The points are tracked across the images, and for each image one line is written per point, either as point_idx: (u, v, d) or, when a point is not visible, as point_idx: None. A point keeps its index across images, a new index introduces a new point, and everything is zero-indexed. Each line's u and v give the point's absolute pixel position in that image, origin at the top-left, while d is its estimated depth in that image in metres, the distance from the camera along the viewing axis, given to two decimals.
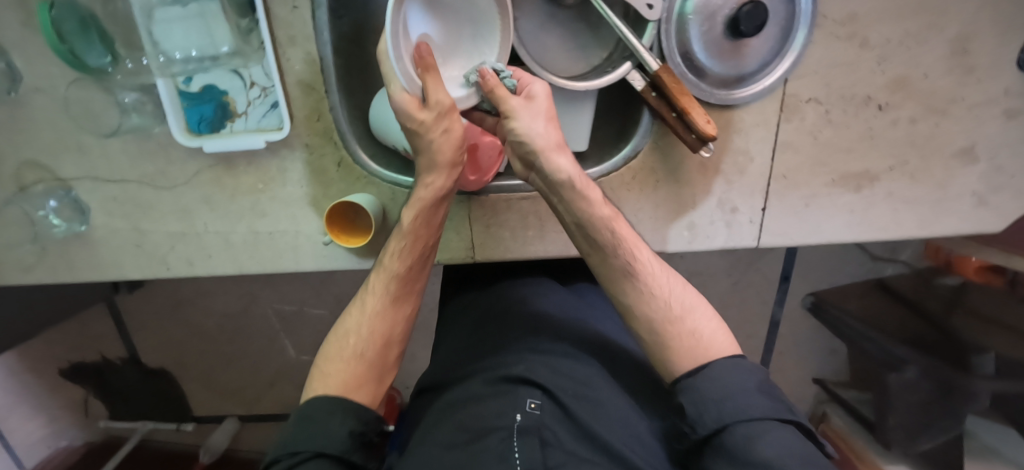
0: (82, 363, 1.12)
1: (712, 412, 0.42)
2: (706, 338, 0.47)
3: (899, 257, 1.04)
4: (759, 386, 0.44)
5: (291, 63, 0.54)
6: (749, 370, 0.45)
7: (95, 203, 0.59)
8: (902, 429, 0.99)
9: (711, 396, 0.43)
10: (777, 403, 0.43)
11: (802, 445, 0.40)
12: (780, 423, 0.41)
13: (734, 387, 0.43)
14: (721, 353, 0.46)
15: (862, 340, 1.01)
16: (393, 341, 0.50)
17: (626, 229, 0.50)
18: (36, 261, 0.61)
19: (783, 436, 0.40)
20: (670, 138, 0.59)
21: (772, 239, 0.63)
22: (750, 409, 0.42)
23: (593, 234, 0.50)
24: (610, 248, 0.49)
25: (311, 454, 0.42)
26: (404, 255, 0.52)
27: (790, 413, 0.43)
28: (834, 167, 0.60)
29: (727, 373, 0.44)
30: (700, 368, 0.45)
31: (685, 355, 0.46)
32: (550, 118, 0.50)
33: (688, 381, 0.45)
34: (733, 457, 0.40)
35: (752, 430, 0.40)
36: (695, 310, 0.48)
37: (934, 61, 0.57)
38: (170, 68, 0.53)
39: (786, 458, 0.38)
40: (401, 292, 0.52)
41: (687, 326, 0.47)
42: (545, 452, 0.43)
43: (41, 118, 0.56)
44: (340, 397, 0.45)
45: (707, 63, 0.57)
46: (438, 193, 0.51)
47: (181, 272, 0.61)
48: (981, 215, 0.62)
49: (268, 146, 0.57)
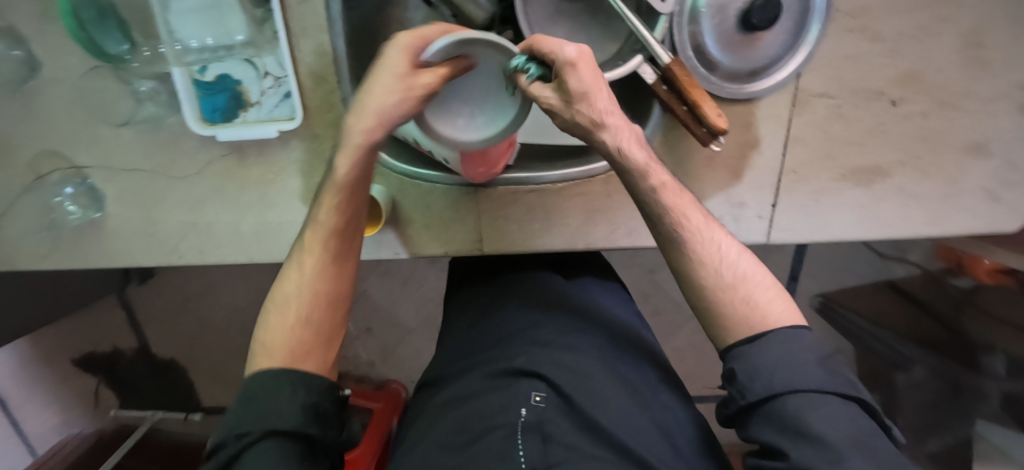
0: (94, 353, 1.14)
1: (764, 380, 0.40)
2: (762, 306, 0.44)
3: (908, 257, 1.00)
4: (820, 361, 0.41)
5: (303, 54, 0.55)
6: (810, 343, 0.42)
7: (109, 191, 0.60)
8: (912, 429, 1.01)
9: (763, 363, 0.41)
10: (837, 378, 0.40)
11: (862, 422, 0.38)
12: (841, 400, 0.39)
13: (792, 358, 0.41)
14: (779, 322, 0.43)
15: (870, 341, 1.01)
16: (337, 300, 0.51)
17: (675, 195, 0.47)
18: (50, 250, 0.62)
19: (843, 414, 0.38)
20: (678, 132, 0.60)
21: (782, 235, 0.62)
22: (806, 380, 0.39)
23: (640, 200, 0.48)
24: (655, 216, 0.47)
25: (262, 434, 0.42)
26: (339, 211, 0.50)
27: (854, 392, 0.40)
28: (844, 162, 0.60)
29: (786, 344, 0.42)
30: (757, 336, 0.43)
31: (738, 324, 0.44)
32: (590, 95, 0.42)
33: (742, 348, 0.43)
34: (784, 426, 0.38)
35: (808, 403, 0.38)
36: (751, 276, 0.45)
37: (946, 55, 0.56)
38: (185, 57, 0.53)
39: (840, 432, 0.36)
40: (339, 250, 0.51)
41: (744, 293, 0.44)
42: (546, 448, 0.43)
43: (58, 107, 0.57)
44: (289, 369, 0.46)
45: (719, 57, 0.56)
46: (368, 149, 0.48)
47: (190, 261, 0.62)
48: (995, 212, 0.61)
49: (279, 136, 0.58)
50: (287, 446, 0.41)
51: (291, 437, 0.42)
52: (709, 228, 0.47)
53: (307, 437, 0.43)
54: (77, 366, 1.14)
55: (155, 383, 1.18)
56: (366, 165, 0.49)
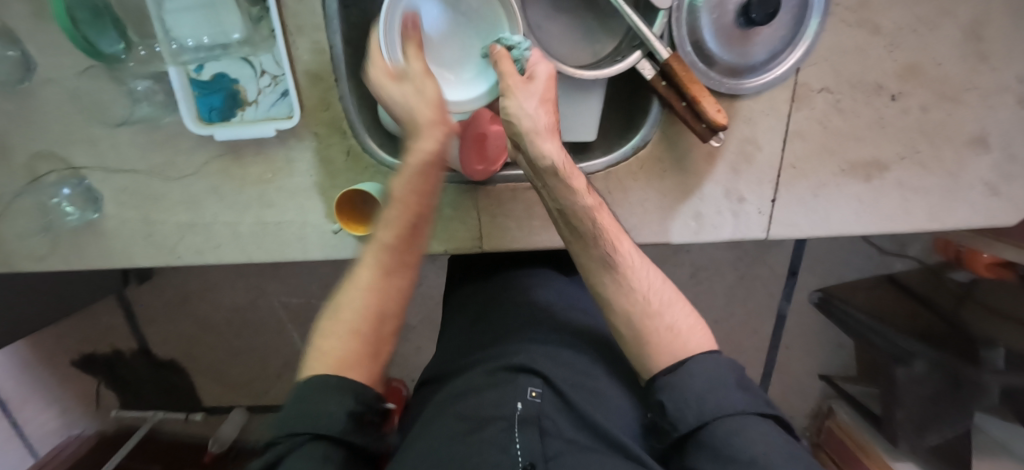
0: (94, 354, 1.14)
1: (694, 409, 0.41)
2: (684, 333, 0.47)
3: (908, 252, 1.06)
4: (737, 381, 0.44)
5: (299, 52, 0.54)
6: (726, 364, 0.45)
7: (105, 192, 0.59)
8: (911, 422, 0.96)
9: (688, 393, 0.42)
10: (754, 398, 0.43)
11: (784, 440, 0.40)
12: (760, 419, 0.41)
13: (714, 384, 0.42)
14: (700, 349, 0.46)
15: (870, 334, 0.98)
16: (396, 317, 0.50)
17: (609, 223, 0.50)
18: (49, 251, 0.61)
19: (767, 432, 0.40)
20: (677, 127, 0.59)
21: (782, 230, 0.63)
22: (730, 405, 0.41)
23: (574, 221, 0.50)
24: (590, 236, 0.50)
25: (310, 435, 0.43)
26: (396, 226, 0.50)
27: (769, 407, 0.43)
28: (843, 156, 0.60)
29: (706, 368, 0.43)
30: (679, 363, 0.44)
31: (664, 352, 0.46)
32: (543, 101, 0.49)
33: (665, 377, 0.44)
34: (717, 455, 0.39)
35: (735, 427, 0.40)
36: (673, 304, 0.48)
37: (947, 48, 0.56)
38: (181, 56, 0.53)
39: (772, 455, 0.38)
40: (393, 265, 0.50)
41: (666, 320, 0.47)
42: (544, 441, 0.43)
43: (53, 108, 0.56)
44: (339, 375, 0.45)
45: (717, 52, 0.56)
46: (428, 161, 0.50)
47: (190, 261, 0.62)
48: (994, 205, 0.62)
49: (276, 135, 0.57)
50: (329, 453, 0.41)
51: (335, 444, 0.42)
52: (637, 255, 0.50)
53: (349, 446, 0.43)
54: (77, 368, 1.14)
55: (155, 384, 1.18)
56: (421, 182, 0.50)
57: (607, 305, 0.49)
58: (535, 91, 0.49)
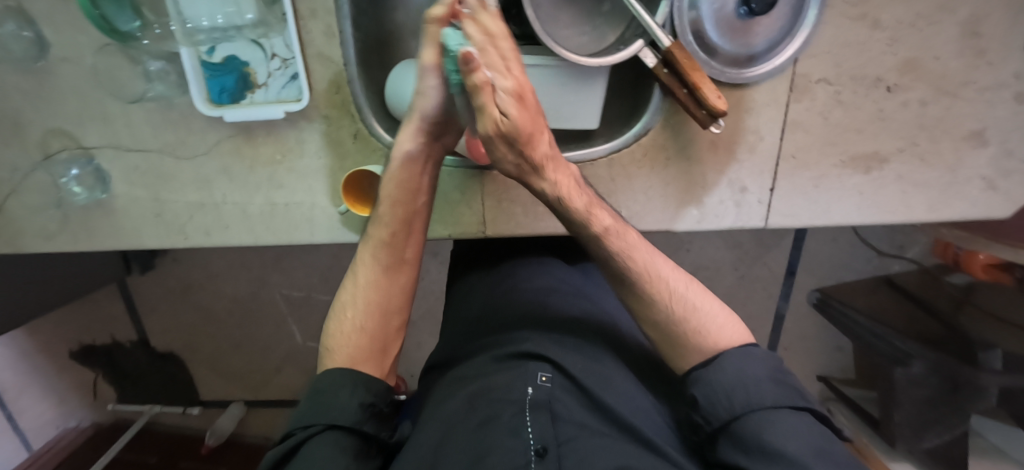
0: (94, 344, 1.14)
1: (725, 402, 0.43)
2: (714, 332, 0.47)
3: (907, 254, 1.06)
4: (771, 375, 0.44)
5: (311, 35, 0.55)
6: (759, 358, 0.46)
7: (116, 171, 0.60)
8: (909, 425, 0.97)
9: (721, 387, 0.44)
10: (788, 389, 0.43)
11: (817, 430, 0.41)
12: (794, 412, 0.42)
13: (747, 378, 0.43)
14: (732, 344, 0.47)
15: (871, 337, 1.00)
16: (398, 310, 0.53)
17: (624, 237, 0.50)
18: (58, 229, 0.62)
19: (799, 426, 0.40)
20: (681, 116, 0.60)
21: (782, 220, 0.64)
22: (762, 399, 0.42)
23: (591, 246, 0.50)
24: (607, 260, 0.50)
25: (324, 426, 0.44)
26: (388, 221, 0.53)
27: (804, 400, 0.43)
28: (844, 148, 0.61)
29: (739, 364, 0.44)
30: (711, 359, 0.46)
31: (694, 348, 0.47)
32: (526, 139, 0.45)
33: (698, 372, 0.46)
34: (748, 447, 0.40)
35: (766, 422, 0.41)
36: (702, 306, 0.48)
37: (945, 43, 0.57)
38: (195, 36, 0.54)
39: (804, 448, 0.39)
40: (392, 261, 0.53)
41: (697, 322, 0.48)
42: (556, 426, 0.43)
43: (66, 87, 0.57)
44: (350, 369, 0.48)
45: (719, 42, 0.57)
46: (413, 157, 0.52)
47: (198, 242, 0.62)
48: (991, 199, 0.63)
49: (287, 117, 0.58)
50: (345, 442, 0.43)
51: (350, 433, 0.44)
52: (648, 254, 0.49)
53: (363, 435, 0.45)
54: (75, 358, 1.14)
55: (153, 376, 1.18)
56: (412, 181, 0.53)
57: (632, 309, 0.50)
58: (512, 130, 0.43)
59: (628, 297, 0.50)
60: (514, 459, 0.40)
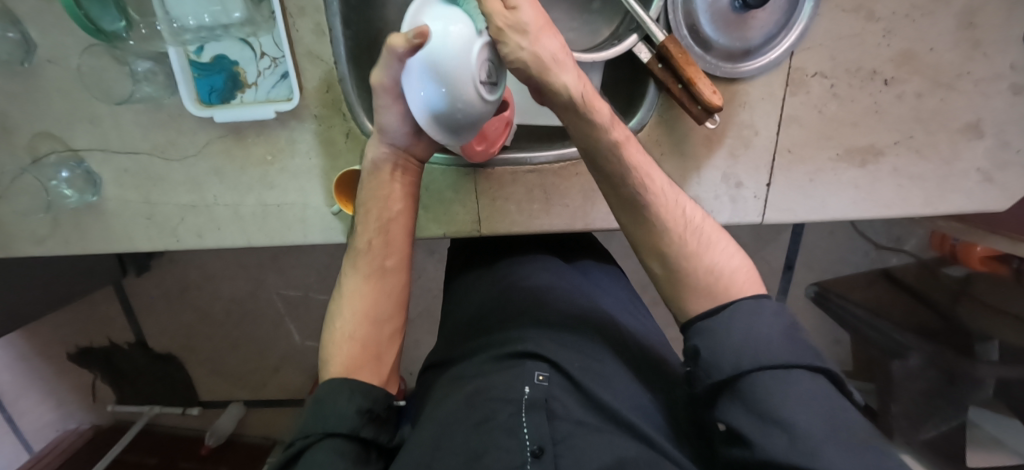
0: (91, 346, 1.13)
1: (729, 359, 0.40)
2: (727, 275, 0.45)
3: (904, 247, 1.08)
4: (784, 333, 0.41)
5: (300, 33, 0.55)
6: (773, 310, 0.43)
7: (106, 174, 0.60)
8: (907, 417, 0.97)
9: (725, 344, 0.41)
10: (802, 348, 0.40)
11: (827, 387, 0.38)
12: (806, 373, 0.39)
13: (755, 329, 0.41)
14: (743, 293, 0.44)
15: (867, 329, 1.02)
16: (390, 317, 0.53)
17: (639, 156, 0.49)
18: (48, 233, 0.62)
19: (809, 383, 0.38)
20: (675, 111, 0.60)
21: (778, 216, 0.63)
22: (773, 356, 0.39)
23: (607, 167, 0.48)
24: (623, 180, 0.47)
25: (323, 434, 0.43)
26: (364, 231, 0.55)
27: (820, 362, 0.40)
28: (839, 141, 0.61)
29: (748, 313, 0.42)
30: (721, 307, 0.43)
31: (704, 293, 0.45)
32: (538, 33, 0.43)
33: (703, 322, 0.44)
34: (754, 409, 0.38)
35: (772, 380, 0.38)
36: (714, 246, 0.46)
37: (940, 34, 0.57)
38: (182, 36, 0.53)
39: (815, 419, 0.36)
40: (374, 269, 0.54)
41: (708, 261, 0.45)
42: (553, 424, 0.43)
43: (54, 89, 0.57)
44: (347, 378, 0.47)
45: (714, 36, 0.57)
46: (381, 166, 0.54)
47: (190, 244, 0.62)
48: (988, 191, 0.62)
49: (277, 117, 0.58)
50: (344, 448, 0.43)
51: (348, 439, 0.43)
52: (661, 177, 0.49)
53: (361, 441, 0.45)
54: (73, 361, 1.13)
55: (152, 377, 1.17)
56: (383, 189, 0.55)
57: (641, 246, 0.48)
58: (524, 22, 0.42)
59: (640, 228, 0.48)
60: (511, 459, 0.40)
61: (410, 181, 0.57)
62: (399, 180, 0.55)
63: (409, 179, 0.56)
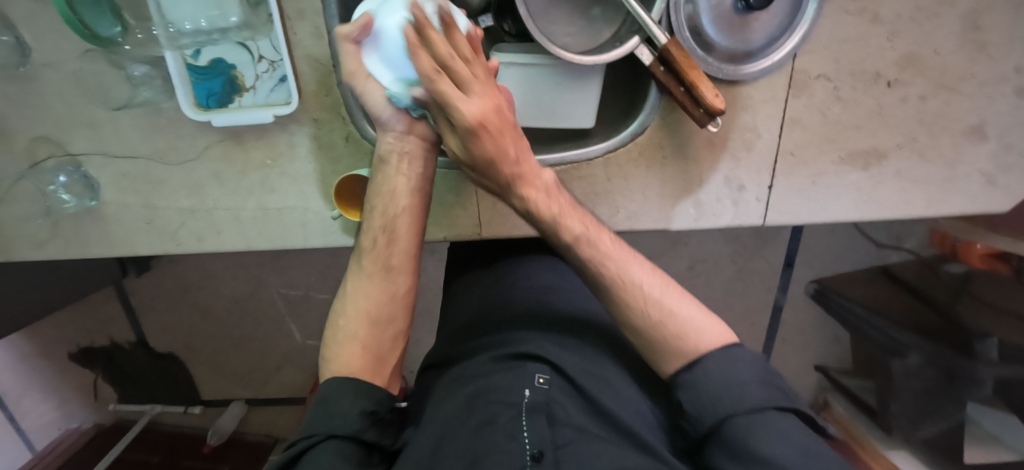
0: (91, 346, 1.13)
1: (710, 406, 0.41)
2: (696, 333, 0.44)
3: (904, 245, 1.07)
4: (758, 377, 0.42)
5: (299, 37, 0.54)
6: (748, 360, 0.43)
7: (105, 178, 0.59)
8: (906, 416, 0.97)
9: (707, 390, 0.41)
10: (775, 391, 0.41)
11: (803, 431, 0.39)
12: (780, 414, 0.40)
13: (733, 378, 0.41)
14: (711, 346, 0.44)
15: (867, 327, 1.00)
16: (391, 320, 0.52)
17: (596, 244, 0.47)
18: (48, 237, 0.61)
19: (787, 428, 0.38)
20: (677, 114, 0.59)
21: (779, 218, 0.63)
22: (747, 400, 0.40)
23: (565, 254, 0.49)
24: (580, 268, 0.48)
25: (325, 435, 0.44)
26: (371, 228, 0.53)
27: (790, 402, 0.41)
28: (842, 144, 0.60)
29: (724, 365, 0.42)
30: (692, 363, 0.43)
31: (676, 351, 0.44)
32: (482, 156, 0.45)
33: (684, 376, 0.43)
34: (735, 452, 0.38)
35: (752, 423, 0.39)
36: (682, 308, 0.46)
37: (945, 37, 0.56)
38: (179, 40, 0.53)
39: (791, 455, 0.36)
40: (378, 269, 0.52)
41: (676, 325, 0.45)
42: (554, 429, 0.43)
43: (51, 93, 0.56)
44: (350, 377, 0.47)
45: (716, 37, 0.56)
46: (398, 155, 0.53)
47: (191, 249, 0.62)
48: (990, 194, 0.62)
49: (276, 121, 0.57)
50: (347, 450, 0.43)
51: (352, 441, 0.44)
52: (620, 261, 0.47)
53: (363, 443, 0.45)
54: (73, 360, 1.13)
55: (153, 376, 1.17)
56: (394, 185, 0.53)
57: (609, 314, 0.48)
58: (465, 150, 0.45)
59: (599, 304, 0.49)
60: (510, 461, 0.39)
61: (419, 173, 0.54)
62: (406, 172, 0.53)
63: (417, 171, 0.54)
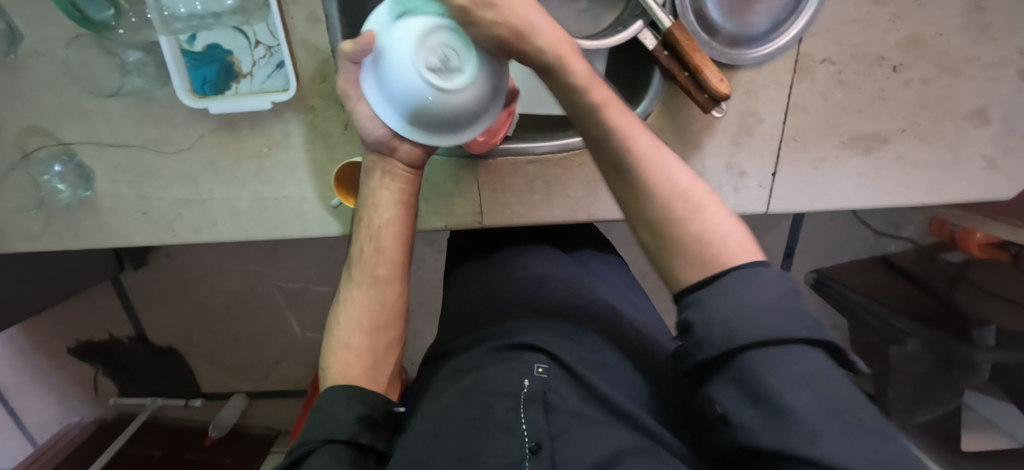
0: (91, 341, 1.12)
1: (722, 332, 0.33)
2: (720, 240, 0.37)
3: (903, 234, 1.08)
4: (783, 298, 0.34)
5: (294, 22, 0.53)
6: (771, 279, 0.35)
7: (99, 169, 0.59)
8: (904, 400, 0.95)
9: (719, 311, 0.34)
10: (804, 320, 0.33)
11: (832, 375, 0.32)
12: (805, 350, 0.32)
13: (755, 303, 0.33)
14: (737, 261, 0.36)
15: (864, 314, 0.99)
16: (385, 327, 0.52)
17: (624, 118, 0.41)
18: (42, 230, 0.61)
19: (812, 369, 0.31)
20: (679, 99, 0.59)
21: (780, 204, 0.63)
22: (768, 328, 0.32)
23: (590, 131, 0.42)
24: (604, 143, 0.41)
25: (320, 442, 0.42)
26: (363, 240, 0.54)
27: (819, 334, 0.33)
28: (845, 129, 0.60)
29: (744, 286, 0.34)
30: (710, 280, 0.36)
31: (696, 264, 0.37)
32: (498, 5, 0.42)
33: (696, 293, 0.36)
34: (750, 392, 0.32)
35: (769, 360, 0.32)
36: (706, 206, 0.38)
37: (949, 18, 0.55)
38: (172, 24, 0.51)
39: (816, 406, 0.30)
40: (368, 278, 0.53)
41: (697, 226, 0.37)
42: (550, 418, 0.42)
43: (41, 81, 0.55)
44: (344, 386, 0.46)
45: (720, 22, 0.56)
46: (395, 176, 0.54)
47: (187, 240, 0.61)
48: (991, 178, 0.62)
49: (272, 108, 0.56)
50: (341, 452, 0.41)
51: (348, 445, 0.42)
52: (651, 139, 0.40)
53: (361, 447, 0.44)
54: (74, 356, 1.12)
55: (153, 371, 1.17)
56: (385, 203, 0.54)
57: (625, 207, 0.41)
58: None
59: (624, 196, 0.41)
60: (507, 456, 0.39)
61: (402, 188, 0.55)
62: (389, 186, 0.54)
63: (400, 186, 0.55)
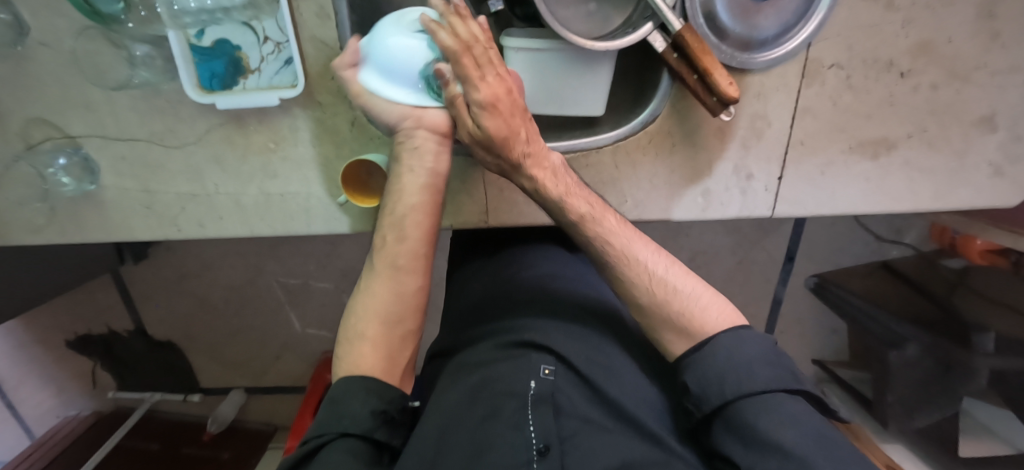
0: (89, 335, 1.12)
1: (715, 389, 0.41)
2: (700, 315, 0.45)
3: (903, 239, 1.09)
4: (766, 357, 0.42)
5: (304, 17, 0.53)
6: (755, 339, 0.43)
7: (104, 161, 0.58)
8: (901, 405, 0.97)
9: (711, 372, 0.41)
10: (783, 370, 0.41)
11: (811, 414, 0.39)
12: (787, 396, 0.40)
13: (743, 361, 0.41)
14: (720, 328, 0.44)
15: (866, 319, 1.01)
16: (400, 320, 0.50)
17: (604, 222, 0.50)
18: (45, 222, 0.60)
19: (796, 411, 0.38)
20: (688, 101, 0.58)
21: (786, 208, 0.63)
22: (755, 383, 0.40)
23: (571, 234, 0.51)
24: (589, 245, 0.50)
25: (337, 434, 0.43)
26: (388, 227, 0.52)
27: (796, 381, 0.41)
28: (852, 134, 0.60)
29: (733, 346, 0.42)
30: (700, 345, 0.44)
31: (682, 333, 0.45)
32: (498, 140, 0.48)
33: (688, 359, 0.43)
34: (745, 437, 0.38)
35: (758, 407, 0.39)
36: (683, 286, 0.47)
37: (960, 25, 0.55)
38: (182, 18, 0.51)
39: (805, 442, 0.36)
40: (387, 268, 0.51)
41: (678, 305, 0.46)
42: (559, 421, 0.42)
43: (47, 73, 0.55)
44: (362, 378, 0.46)
45: (730, 24, 0.55)
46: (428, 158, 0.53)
47: (191, 234, 0.61)
48: (996, 185, 0.62)
49: (280, 104, 0.56)
50: (357, 448, 0.42)
51: (362, 440, 0.43)
52: (628, 233, 0.49)
53: (375, 442, 0.44)
54: (73, 348, 1.12)
55: (151, 365, 1.16)
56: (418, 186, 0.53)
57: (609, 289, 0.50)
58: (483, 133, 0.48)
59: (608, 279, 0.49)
60: (517, 456, 0.39)
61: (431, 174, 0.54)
62: (419, 171, 0.53)
63: (430, 169, 0.53)
